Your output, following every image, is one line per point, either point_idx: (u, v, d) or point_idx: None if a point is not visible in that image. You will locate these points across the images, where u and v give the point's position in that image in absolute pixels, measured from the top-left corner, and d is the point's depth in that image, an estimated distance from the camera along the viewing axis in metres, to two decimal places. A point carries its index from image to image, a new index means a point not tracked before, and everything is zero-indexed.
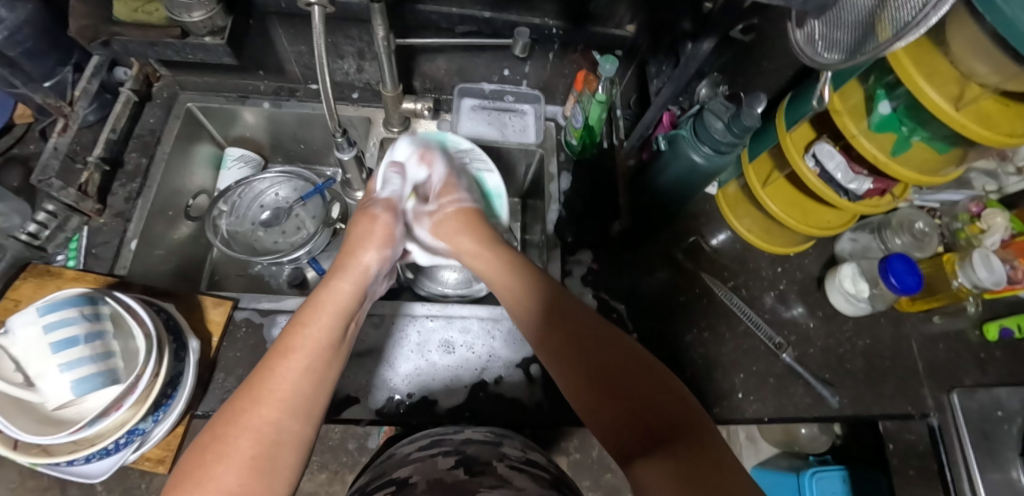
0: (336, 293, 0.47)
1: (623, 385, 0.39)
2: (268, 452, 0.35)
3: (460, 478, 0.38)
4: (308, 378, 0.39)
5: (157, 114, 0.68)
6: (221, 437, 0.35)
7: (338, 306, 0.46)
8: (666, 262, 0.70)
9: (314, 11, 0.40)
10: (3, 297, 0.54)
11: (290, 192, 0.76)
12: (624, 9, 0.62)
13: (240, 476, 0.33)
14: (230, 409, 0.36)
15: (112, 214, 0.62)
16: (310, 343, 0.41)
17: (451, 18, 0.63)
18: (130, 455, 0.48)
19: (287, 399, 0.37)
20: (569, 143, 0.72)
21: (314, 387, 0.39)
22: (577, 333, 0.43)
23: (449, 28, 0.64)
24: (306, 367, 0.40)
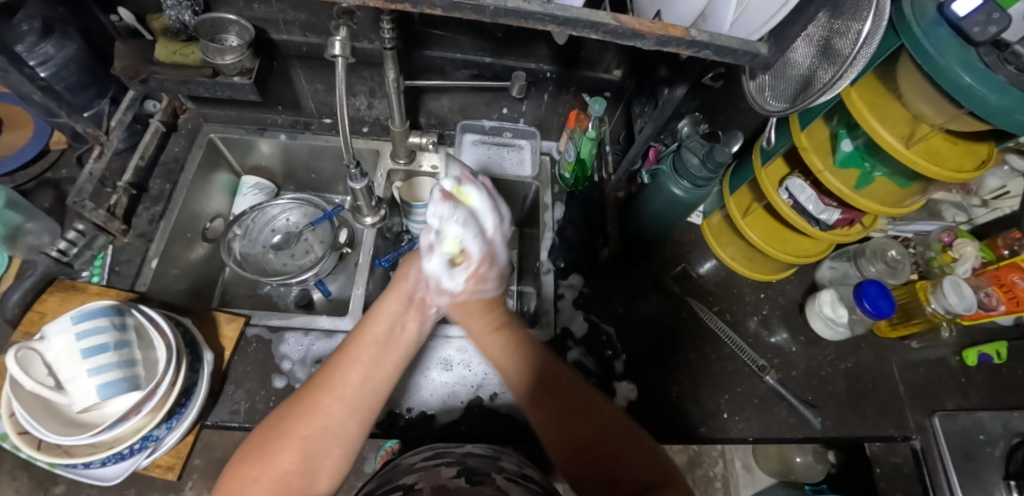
0: (396, 300, 0.53)
1: (597, 444, 0.44)
2: (318, 436, 0.42)
3: (463, 485, 0.42)
4: (362, 374, 0.47)
5: (182, 143, 0.74)
6: (288, 418, 0.43)
7: (393, 316, 0.52)
8: (654, 288, 0.74)
9: (338, 60, 0.47)
10: (30, 309, 0.59)
11: (300, 217, 0.80)
12: (611, 56, 0.68)
13: (291, 455, 0.41)
14: (297, 397, 0.45)
15: (136, 235, 0.67)
16: (369, 346, 0.49)
17: (455, 62, 0.69)
18: (141, 461, 0.51)
19: (343, 393, 0.45)
20: (562, 176, 0.76)
21: (369, 382, 0.47)
22: (566, 405, 0.46)
23: (453, 71, 0.71)
24: (362, 371, 0.47)
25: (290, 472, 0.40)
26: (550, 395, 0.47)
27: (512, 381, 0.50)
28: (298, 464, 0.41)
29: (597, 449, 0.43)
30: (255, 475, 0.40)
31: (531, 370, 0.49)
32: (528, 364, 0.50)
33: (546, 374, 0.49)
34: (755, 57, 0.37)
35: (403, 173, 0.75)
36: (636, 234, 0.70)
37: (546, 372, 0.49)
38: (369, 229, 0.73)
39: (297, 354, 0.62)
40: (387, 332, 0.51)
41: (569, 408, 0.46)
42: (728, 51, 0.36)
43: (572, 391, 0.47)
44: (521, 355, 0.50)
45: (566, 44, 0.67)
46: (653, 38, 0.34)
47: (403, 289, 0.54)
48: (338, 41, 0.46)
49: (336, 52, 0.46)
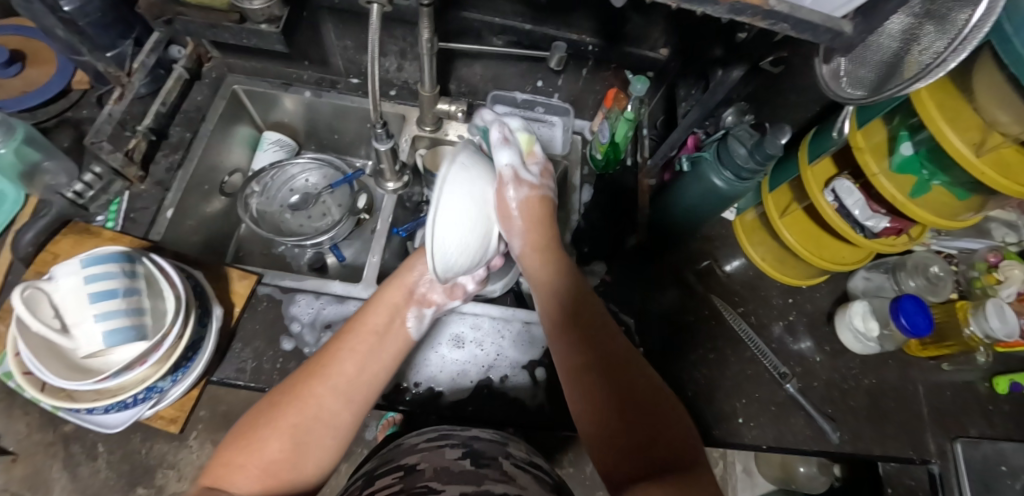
0: (395, 292, 0.54)
1: (625, 396, 0.43)
2: (310, 425, 0.43)
3: (467, 469, 0.42)
4: (357, 365, 0.47)
5: (204, 92, 0.71)
6: (280, 405, 0.43)
7: (392, 309, 0.53)
8: (676, 283, 0.70)
9: (373, 8, 0.43)
10: (44, 249, 0.58)
11: (319, 179, 0.78)
12: (659, 33, 0.63)
13: (281, 442, 0.41)
14: (287, 384, 0.45)
15: (153, 183, 0.65)
16: (367, 337, 0.50)
17: (493, 27, 0.65)
18: (144, 412, 0.51)
19: (337, 382, 0.45)
20: (593, 157, 0.72)
21: (364, 373, 0.47)
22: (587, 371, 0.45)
23: (489, 37, 0.67)
24: (357, 361, 0.48)
25: (277, 461, 0.40)
26: (578, 331, 0.49)
27: (549, 314, 0.51)
28: (288, 452, 0.41)
29: (624, 391, 0.44)
30: (241, 461, 0.40)
31: (567, 298, 0.51)
32: (565, 286, 0.52)
33: (583, 306, 0.51)
34: (837, 37, 0.34)
35: (428, 140, 0.73)
36: (667, 223, 0.67)
37: (584, 308, 0.50)
38: (390, 195, 0.71)
39: (307, 317, 0.60)
40: (384, 324, 0.52)
41: (603, 365, 0.45)
42: (807, 27, 0.33)
43: (607, 333, 0.49)
44: (563, 273, 0.53)
45: (612, 15, 0.62)
46: (727, 4, 0.31)
47: (402, 282, 0.55)
48: None
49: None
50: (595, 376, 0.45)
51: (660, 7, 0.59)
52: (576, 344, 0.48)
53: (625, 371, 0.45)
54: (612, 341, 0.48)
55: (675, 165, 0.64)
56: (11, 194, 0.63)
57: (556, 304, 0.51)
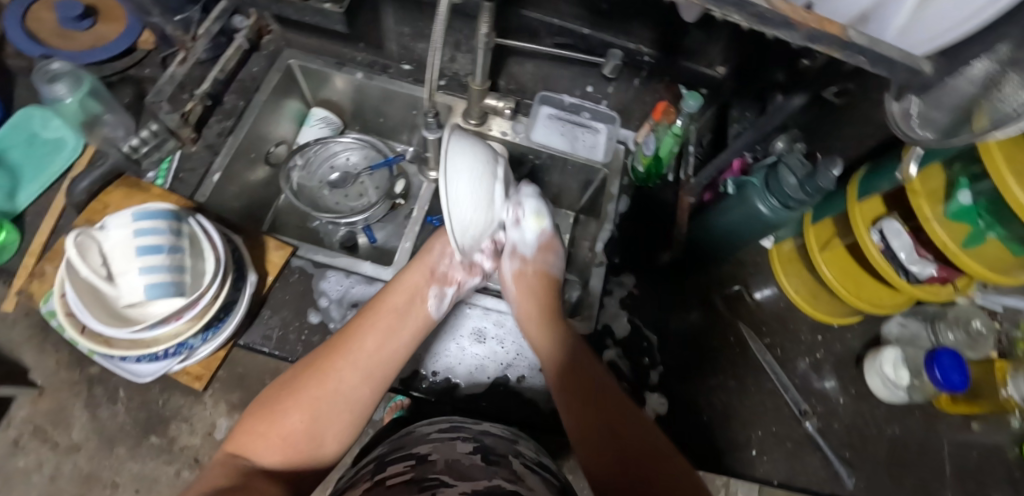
0: (416, 274, 0.53)
1: (629, 457, 0.43)
2: (329, 399, 0.43)
3: (477, 464, 0.42)
4: (377, 342, 0.47)
5: (261, 64, 0.73)
6: (302, 378, 0.44)
7: (415, 290, 0.52)
8: (703, 305, 0.69)
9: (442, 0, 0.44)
10: (95, 198, 0.61)
11: (360, 159, 0.79)
12: (718, 51, 0.62)
13: (302, 413, 0.42)
14: (311, 358, 0.46)
15: (203, 145, 0.67)
16: (387, 314, 0.49)
17: (551, 28, 0.66)
18: (173, 365, 0.54)
19: (358, 358, 0.46)
20: (634, 169, 0.70)
21: (383, 350, 0.47)
22: (597, 400, 0.47)
23: (546, 38, 0.67)
24: (376, 339, 0.47)
25: (296, 433, 0.42)
26: (580, 388, 0.48)
27: (547, 370, 0.51)
28: (307, 425, 0.42)
29: (631, 451, 0.44)
30: (264, 429, 0.42)
31: (562, 350, 0.51)
32: (562, 349, 0.51)
33: (581, 362, 0.50)
34: (916, 77, 0.32)
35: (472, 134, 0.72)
36: (703, 243, 0.67)
37: (581, 358, 0.50)
38: (429, 183, 0.72)
39: (335, 293, 0.61)
40: (404, 306, 0.51)
41: (606, 429, 0.45)
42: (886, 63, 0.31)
43: (606, 389, 0.48)
44: (552, 337, 0.51)
45: (673, 27, 0.61)
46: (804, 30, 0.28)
47: (425, 264, 0.54)
48: None
49: None
50: (598, 441, 0.45)
51: (723, 25, 0.58)
52: (574, 407, 0.47)
53: (625, 431, 0.45)
54: (615, 403, 0.47)
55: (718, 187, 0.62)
56: (71, 141, 0.66)
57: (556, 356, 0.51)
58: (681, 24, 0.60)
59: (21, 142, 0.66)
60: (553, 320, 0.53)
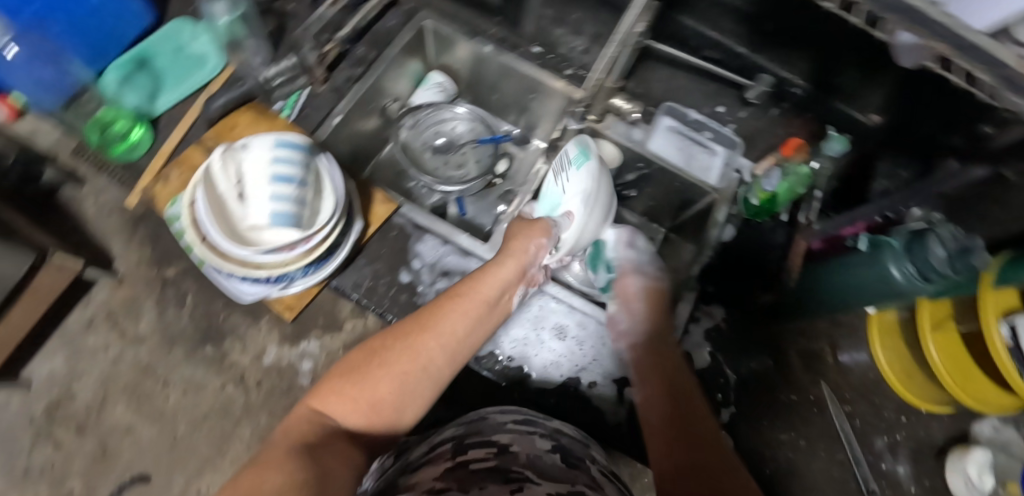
0: (513, 263, 0.49)
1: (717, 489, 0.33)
2: (417, 376, 0.40)
3: (560, 464, 0.41)
4: (467, 325, 0.43)
5: (397, 19, 0.73)
6: (388, 347, 0.40)
7: (507, 279, 0.48)
8: (790, 357, 0.65)
9: None
10: (225, 118, 0.64)
11: (466, 130, 0.79)
12: (877, 96, 0.59)
13: (390, 385, 0.38)
14: (399, 327, 0.42)
15: (330, 87, 0.68)
16: (477, 298, 0.45)
17: (705, 40, 0.64)
18: (272, 292, 0.56)
19: (447, 339, 0.42)
20: (746, 200, 0.66)
21: (472, 335, 0.44)
22: (687, 408, 0.41)
23: (696, 49, 0.66)
24: (466, 324, 0.43)
25: (382, 401, 0.38)
26: (669, 387, 0.43)
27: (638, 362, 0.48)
28: (392, 397, 0.38)
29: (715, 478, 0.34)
30: (347, 393, 0.38)
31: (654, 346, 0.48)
32: (654, 334, 0.50)
33: (681, 376, 0.44)
34: None
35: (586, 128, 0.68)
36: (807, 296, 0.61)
37: (680, 374, 0.44)
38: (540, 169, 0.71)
39: (429, 257, 0.61)
40: (495, 293, 0.47)
41: (693, 443, 0.37)
42: None
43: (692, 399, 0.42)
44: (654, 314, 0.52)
45: (835, 61, 0.59)
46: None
47: (520, 252, 0.49)
48: None
49: None
50: (675, 447, 0.37)
51: (890, 72, 0.56)
52: (658, 400, 0.42)
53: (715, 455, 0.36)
54: (704, 416, 0.40)
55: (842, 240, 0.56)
56: (213, 61, 0.68)
57: (651, 345, 0.49)
58: (846, 59, 0.58)
59: (169, 51, 0.69)
60: (657, 319, 0.52)
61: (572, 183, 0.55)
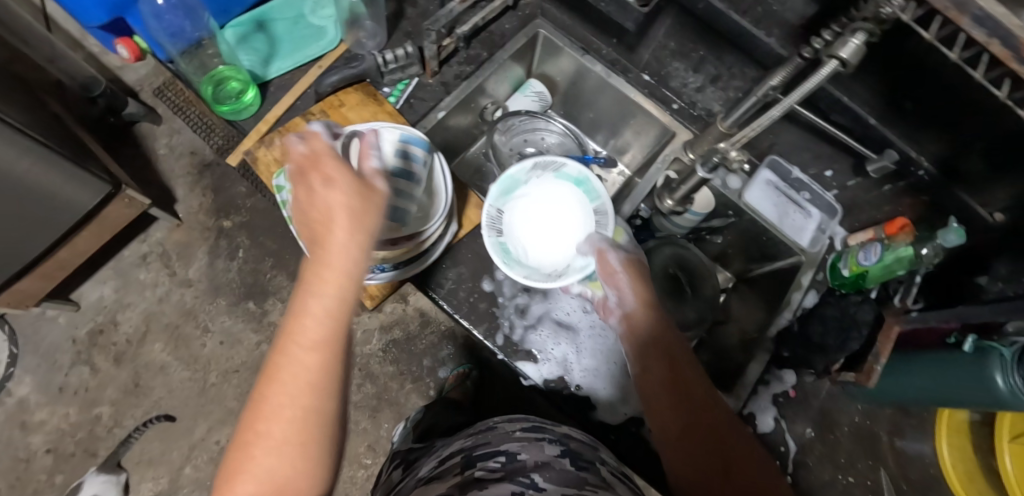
0: (336, 263, 0.33)
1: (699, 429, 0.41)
2: (302, 437, 0.31)
3: (569, 470, 0.41)
4: (325, 358, 0.32)
5: (513, 23, 0.73)
6: (249, 426, 0.32)
7: (330, 283, 0.33)
8: (855, 436, 0.64)
9: (832, 64, 0.35)
10: (334, 93, 0.64)
11: (556, 144, 0.80)
12: (1009, 197, 0.51)
13: (281, 464, 0.31)
14: (251, 405, 0.32)
15: (440, 81, 0.68)
16: (319, 326, 0.32)
17: (834, 104, 0.56)
18: (359, 280, 0.54)
19: (303, 383, 0.31)
20: (836, 269, 0.66)
21: (338, 359, 0.34)
22: (692, 401, 0.43)
23: (821, 109, 0.58)
24: (322, 361, 0.32)
25: (281, 484, 0.31)
26: (655, 355, 0.46)
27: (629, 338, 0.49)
28: (293, 467, 0.31)
29: (716, 448, 0.40)
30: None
31: (653, 332, 0.47)
32: (652, 320, 0.48)
33: (672, 350, 0.46)
34: None
35: None
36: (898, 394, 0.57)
37: (675, 352, 0.46)
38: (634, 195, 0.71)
39: None
40: (334, 311, 0.33)
41: (688, 415, 0.42)
42: None
43: (699, 390, 0.44)
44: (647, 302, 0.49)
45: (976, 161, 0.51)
46: None
47: (334, 242, 0.33)
48: (853, 43, 0.34)
49: (842, 54, 0.34)
50: (672, 412, 0.43)
51: None
52: (658, 379, 0.44)
53: (708, 425, 0.41)
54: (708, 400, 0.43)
55: (945, 335, 0.54)
56: (331, 35, 0.69)
57: (645, 331, 0.48)
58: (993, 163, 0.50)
59: (288, 19, 0.70)
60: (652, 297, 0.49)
61: (544, 191, 0.56)
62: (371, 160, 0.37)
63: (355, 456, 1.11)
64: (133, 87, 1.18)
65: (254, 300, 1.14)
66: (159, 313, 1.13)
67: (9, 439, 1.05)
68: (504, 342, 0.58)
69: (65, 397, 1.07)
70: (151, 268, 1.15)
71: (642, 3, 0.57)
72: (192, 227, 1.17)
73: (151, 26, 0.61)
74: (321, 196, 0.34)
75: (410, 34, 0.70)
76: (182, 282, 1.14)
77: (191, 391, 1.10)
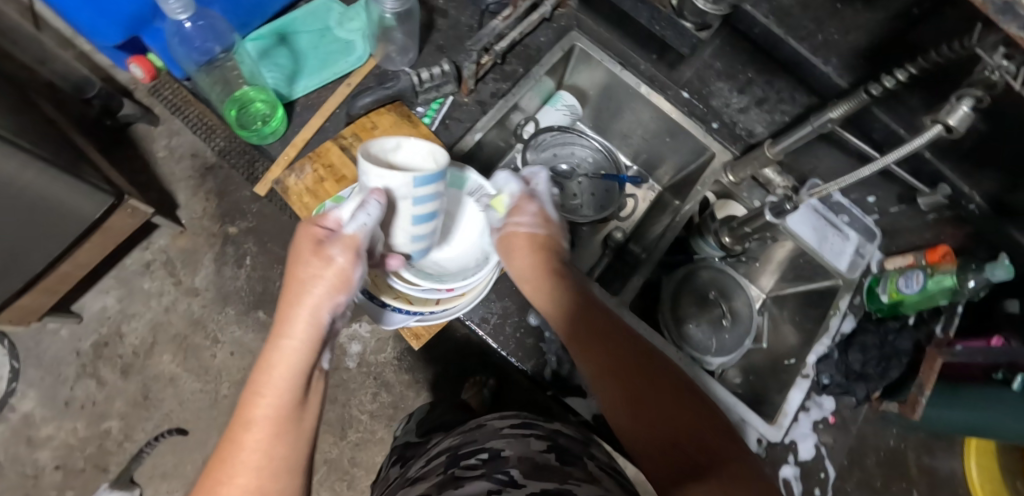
0: (292, 348, 0.37)
1: (643, 406, 0.39)
2: None
3: (553, 465, 0.41)
4: (280, 433, 0.34)
5: (549, 36, 0.70)
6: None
7: (290, 360, 0.36)
8: (892, 460, 0.64)
9: (938, 128, 0.36)
10: (367, 114, 0.61)
11: (587, 160, 0.78)
12: None
13: None
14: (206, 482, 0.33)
15: (476, 100, 0.65)
16: (270, 404, 0.35)
17: (890, 136, 0.55)
18: (411, 322, 0.51)
19: (265, 452, 0.34)
20: (874, 294, 0.66)
21: (300, 434, 0.36)
22: (632, 372, 0.40)
23: (875, 141, 0.57)
24: (273, 433, 0.34)
25: None
26: (582, 333, 0.44)
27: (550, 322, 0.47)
28: None
29: (666, 420, 0.38)
30: None
31: (569, 307, 0.46)
32: (565, 297, 0.46)
33: (593, 321, 0.44)
34: None
35: (723, 188, 0.70)
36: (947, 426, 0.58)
37: (596, 323, 0.44)
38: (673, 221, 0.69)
39: None
40: (293, 389, 0.36)
41: (629, 389, 0.40)
42: None
43: (633, 359, 0.42)
44: (551, 280, 0.47)
45: None
46: None
47: (299, 329, 0.37)
48: (961, 109, 0.35)
49: (950, 121, 0.35)
50: (618, 393, 0.40)
51: None
52: (590, 360, 0.42)
53: (655, 398, 0.39)
54: (644, 364, 0.41)
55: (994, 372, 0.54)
56: (360, 50, 0.66)
57: (559, 307, 0.46)
58: None
59: (314, 31, 0.67)
60: (554, 267, 0.48)
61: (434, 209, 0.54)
62: (328, 256, 0.39)
63: (372, 465, 1.10)
64: (127, 86, 1.12)
65: (264, 309, 1.10)
66: (165, 324, 1.09)
67: (15, 456, 1.02)
68: (552, 377, 0.56)
69: (71, 411, 1.04)
70: (154, 277, 1.11)
71: (701, 27, 0.56)
72: (196, 234, 1.12)
73: (177, 49, 0.57)
74: (294, 303, 0.38)
75: (442, 48, 0.66)
76: (188, 291, 1.11)
77: (203, 403, 1.07)
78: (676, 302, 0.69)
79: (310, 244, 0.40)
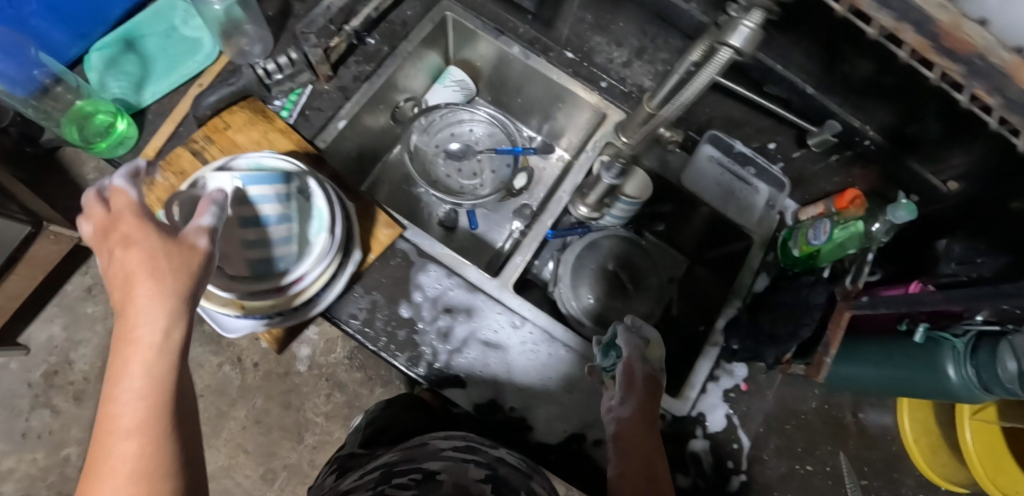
0: (147, 344, 0.32)
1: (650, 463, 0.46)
2: None
3: None
4: (152, 438, 0.31)
5: (416, 8, 0.65)
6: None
7: (147, 362, 0.32)
8: (813, 421, 0.60)
9: (725, 52, 0.32)
10: (218, 115, 0.57)
11: (484, 136, 0.74)
12: (960, 161, 0.46)
13: None
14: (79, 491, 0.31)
15: (337, 86, 0.61)
16: (133, 412, 0.31)
17: (769, 74, 0.49)
18: (258, 327, 0.49)
19: (132, 462, 0.31)
20: (786, 249, 0.61)
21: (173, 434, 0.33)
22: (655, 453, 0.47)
23: (756, 80, 0.52)
24: (143, 441, 0.31)
25: None
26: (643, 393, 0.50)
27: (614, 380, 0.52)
28: None
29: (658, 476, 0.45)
30: None
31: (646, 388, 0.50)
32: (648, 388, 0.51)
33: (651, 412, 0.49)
34: None
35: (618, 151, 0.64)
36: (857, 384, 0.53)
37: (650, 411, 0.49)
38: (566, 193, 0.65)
39: (432, 291, 0.55)
40: (160, 388, 0.32)
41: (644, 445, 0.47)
42: None
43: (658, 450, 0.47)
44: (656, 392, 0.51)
45: (924, 121, 0.45)
46: None
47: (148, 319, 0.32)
48: (744, 27, 0.30)
49: (734, 42, 0.31)
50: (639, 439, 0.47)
51: (984, 140, 0.41)
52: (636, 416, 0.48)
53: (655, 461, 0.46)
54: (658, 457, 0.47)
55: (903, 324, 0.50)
56: (207, 48, 0.64)
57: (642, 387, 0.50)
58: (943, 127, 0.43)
59: (159, 33, 0.67)
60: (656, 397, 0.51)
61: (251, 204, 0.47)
62: (187, 244, 0.34)
63: None
64: None
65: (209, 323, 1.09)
66: None
67: None
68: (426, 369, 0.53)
69: (29, 442, 1.05)
70: (97, 302, 1.10)
71: None
72: None
73: None
74: (136, 293, 0.32)
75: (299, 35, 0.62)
76: None
77: None
78: (578, 277, 0.64)
79: (156, 230, 0.34)
